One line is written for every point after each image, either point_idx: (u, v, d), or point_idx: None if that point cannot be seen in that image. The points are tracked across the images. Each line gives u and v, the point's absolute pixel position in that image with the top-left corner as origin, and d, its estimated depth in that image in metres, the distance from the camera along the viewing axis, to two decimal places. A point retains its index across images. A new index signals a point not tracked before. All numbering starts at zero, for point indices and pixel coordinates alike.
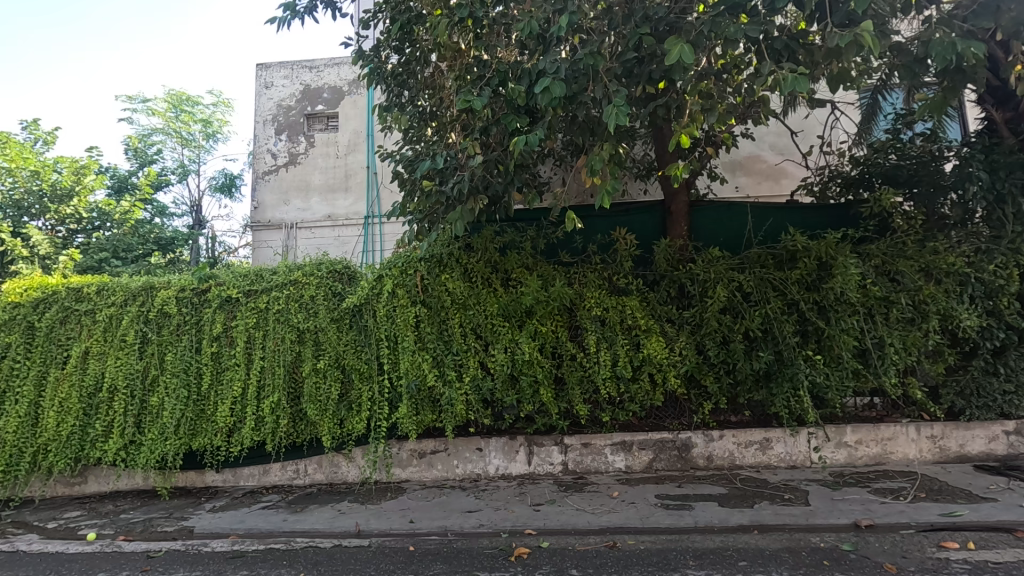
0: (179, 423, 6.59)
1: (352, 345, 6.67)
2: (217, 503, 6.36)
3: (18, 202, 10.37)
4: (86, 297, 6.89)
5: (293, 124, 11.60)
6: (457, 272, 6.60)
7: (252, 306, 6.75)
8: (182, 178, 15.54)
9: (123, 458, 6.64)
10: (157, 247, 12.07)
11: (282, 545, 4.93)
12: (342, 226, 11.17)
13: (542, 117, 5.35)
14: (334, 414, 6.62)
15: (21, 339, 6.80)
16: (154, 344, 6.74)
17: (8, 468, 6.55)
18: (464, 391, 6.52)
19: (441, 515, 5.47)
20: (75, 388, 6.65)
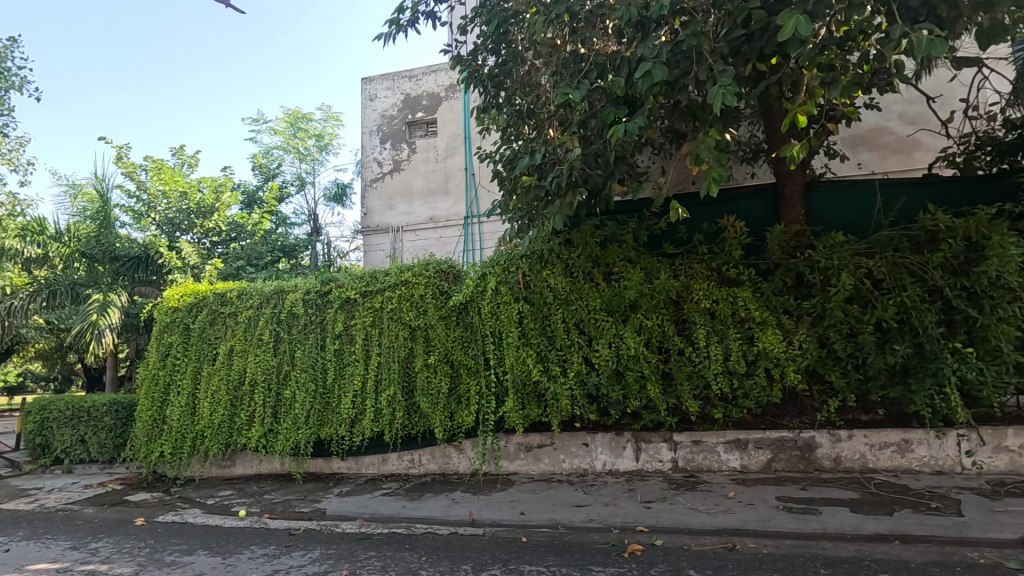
0: (309, 414, 7.24)
1: (459, 342, 6.95)
2: (344, 488, 6.92)
3: (172, 219, 11.96)
4: (229, 301, 7.76)
5: (396, 132, 12.24)
6: (559, 268, 6.61)
7: (368, 306, 7.25)
8: (300, 189, 16.97)
9: (264, 444, 7.42)
10: (282, 253, 13.30)
11: (404, 530, 5.25)
12: (443, 227, 11.62)
13: (642, 106, 5.22)
14: (445, 407, 6.93)
15: (180, 339, 7.81)
16: (286, 342, 7.45)
17: (174, 450, 7.57)
18: (569, 386, 6.55)
19: (550, 509, 5.54)
20: (224, 382, 7.53)
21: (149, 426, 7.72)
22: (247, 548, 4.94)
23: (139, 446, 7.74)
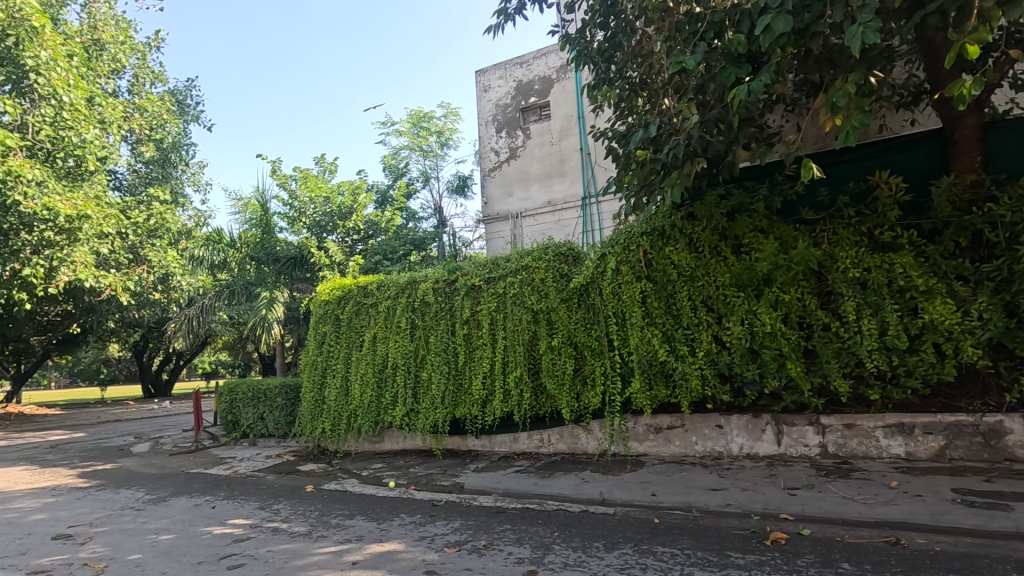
0: (444, 395, 7.74)
1: (582, 323, 6.96)
2: (479, 464, 7.32)
3: (319, 222, 13.26)
4: (370, 292, 8.54)
5: (511, 120, 12.44)
6: (682, 243, 6.32)
7: (492, 291, 7.54)
8: (425, 184, 17.99)
9: (407, 422, 8.08)
10: (413, 246, 14.24)
11: (537, 505, 5.44)
12: (562, 209, 11.64)
13: (767, 60, 4.78)
14: (570, 388, 7.02)
15: (332, 328, 8.75)
16: (420, 328, 8.01)
17: (334, 427, 8.54)
18: (698, 365, 6.28)
19: (683, 491, 5.39)
20: (370, 366, 8.31)
21: (312, 405, 8.79)
22: (398, 515, 5.45)
23: (306, 423, 8.84)
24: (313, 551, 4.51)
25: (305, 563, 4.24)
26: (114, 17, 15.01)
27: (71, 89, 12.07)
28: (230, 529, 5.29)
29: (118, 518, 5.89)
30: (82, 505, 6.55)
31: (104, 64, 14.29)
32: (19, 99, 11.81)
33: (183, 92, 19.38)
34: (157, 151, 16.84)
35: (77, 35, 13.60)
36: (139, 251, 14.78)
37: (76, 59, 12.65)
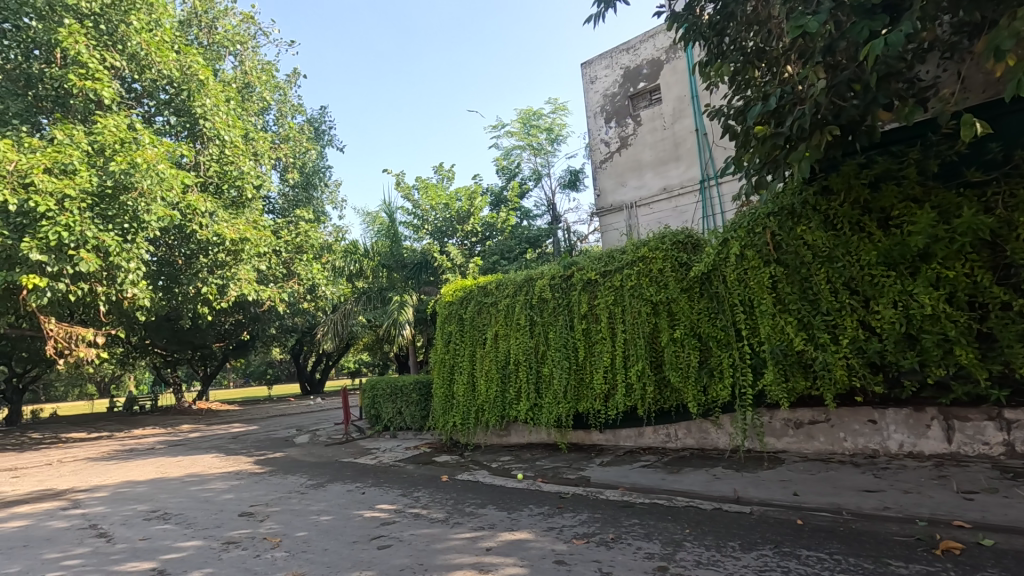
0: (566, 389, 7.82)
1: (706, 313, 6.65)
2: (605, 459, 7.31)
3: (441, 227, 13.95)
4: (490, 291, 8.89)
5: (620, 109, 12.18)
6: (816, 221, 5.75)
7: (609, 285, 7.47)
8: (537, 182, 18.22)
9: (532, 417, 8.28)
10: (529, 244, 14.50)
11: (666, 501, 5.30)
12: (678, 195, 11.18)
13: (909, 6, 4.21)
14: (696, 381, 6.74)
15: (456, 328, 9.24)
16: (539, 324, 8.16)
17: (464, 421, 9.00)
18: (842, 355, 5.69)
19: (830, 492, 4.94)
20: (494, 362, 8.64)
21: (443, 400, 9.34)
22: (527, 506, 5.63)
23: (438, 417, 9.42)
24: (450, 536, 4.82)
25: (444, 546, 4.55)
26: (260, 62, 17.12)
27: (231, 129, 14.01)
28: (378, 513, 5.82)
29: (288, 500, 6.76)
30: (260, 488, 7.60)
31: (254, 104, 16.35)
32: (194, 143, 13.93)
33: (318, 120, 21.52)
34: (301, 176, 18.89)
35: (232, 81, 15.71)
36: (291, 266, 16.73)
37: (233, 103, 14.63)
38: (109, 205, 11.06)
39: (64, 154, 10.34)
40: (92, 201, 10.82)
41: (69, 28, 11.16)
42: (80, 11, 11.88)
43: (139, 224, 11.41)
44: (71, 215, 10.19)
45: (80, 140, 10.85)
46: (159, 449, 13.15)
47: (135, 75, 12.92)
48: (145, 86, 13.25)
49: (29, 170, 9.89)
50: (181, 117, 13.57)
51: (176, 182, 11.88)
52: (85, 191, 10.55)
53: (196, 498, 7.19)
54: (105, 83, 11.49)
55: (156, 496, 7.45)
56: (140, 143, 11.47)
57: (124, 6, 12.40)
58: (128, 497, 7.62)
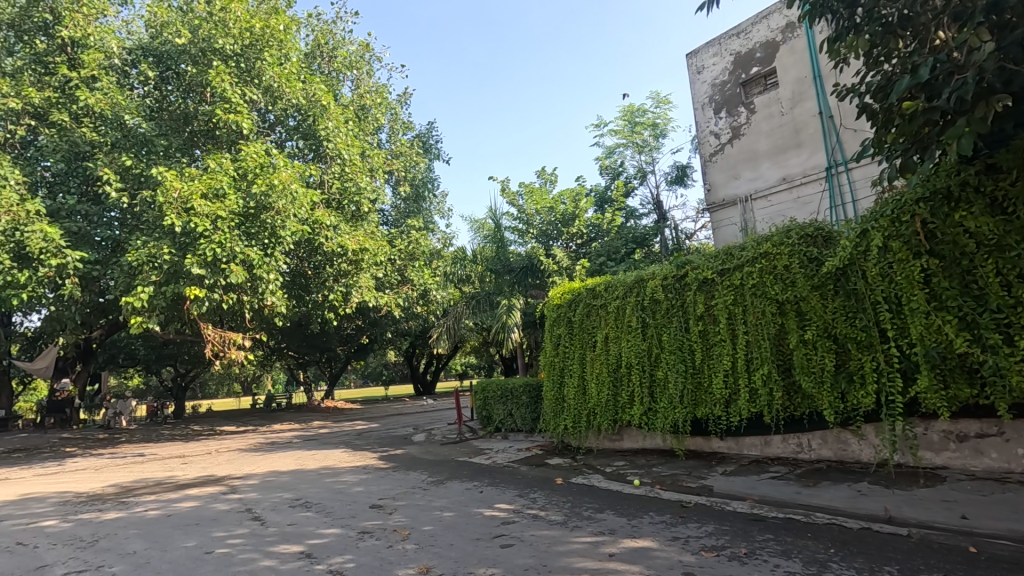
0: (683, 394, 7.51)
1: (842, 312, 6.08)
2: (728, 467, 6.92)
3: (545, 231, 13.99)
4: (599, 294, 8.79)
5: (731, 97, 11.51)
6: (981, 205, 4.97)
7: (728, 284, 7.08)
8: (642, 180, 17.74)
9: (646, 421, 8.05)
10: (636, 245, 14.10)
11: (803, 517, 4.89)
12: (801, 185, 10.34)
13: None
14: (833, 386, 6.19)
15: (565, 330, 9.24)
16: (652, 326, 7.93)
17: (576, 424, 8.97)
18: (1020, 359, 4.91)
19: (1010, 517, 4.28)
20: (605, 365, 8.51)
21: (554, 403, 9.37)
22: (647, 513, 5.48)
23: (549, 420, 9.46)
24: (570, 540, 4.81)
25: (565, 549, 4.54)
26: (374, 84, 18.37)
27: (350, 148, 15.16)
28: (497, 512, 5.96)
29: (412, 495, 7.14)
30: (386, 483, 8.11)
31: (370, 124, 17.56)
32: (319, 163, 15.23)
33: (426, 134, 22.63)
34: (411, 188, 19.95)
35: (351, 104, 17.01)
36: (405, 273, 17.71)
37: (352, 124, 15.82)
38: (252, 224, 12.41)
39: (216, 180, 11.77)
40: (238, 220, 12.13)
41: (216, 69, 12.80)
42: (226, 54, 13.51)
43: (276, 238, 12.70)
44: (223, 233, 11.59)
45: (228, 167, 12.25)
46: (296, 443, 14.50)
47: (270, 106, 14.42)
48: (277, 115, 14.70)
49: (189, 196, 11.39)
50: (308, 140, 14.93)
51: (306, 200, 13.08)
52: (232, 211, 11.94)
53: (331, 489, 7.83)
54: (246, 115, 12.96)
55: (298, 486, 8.22)
56: (276, 166, 12.77)
57: (260, 45, 13.88)
58: (274, 485, 8.47)
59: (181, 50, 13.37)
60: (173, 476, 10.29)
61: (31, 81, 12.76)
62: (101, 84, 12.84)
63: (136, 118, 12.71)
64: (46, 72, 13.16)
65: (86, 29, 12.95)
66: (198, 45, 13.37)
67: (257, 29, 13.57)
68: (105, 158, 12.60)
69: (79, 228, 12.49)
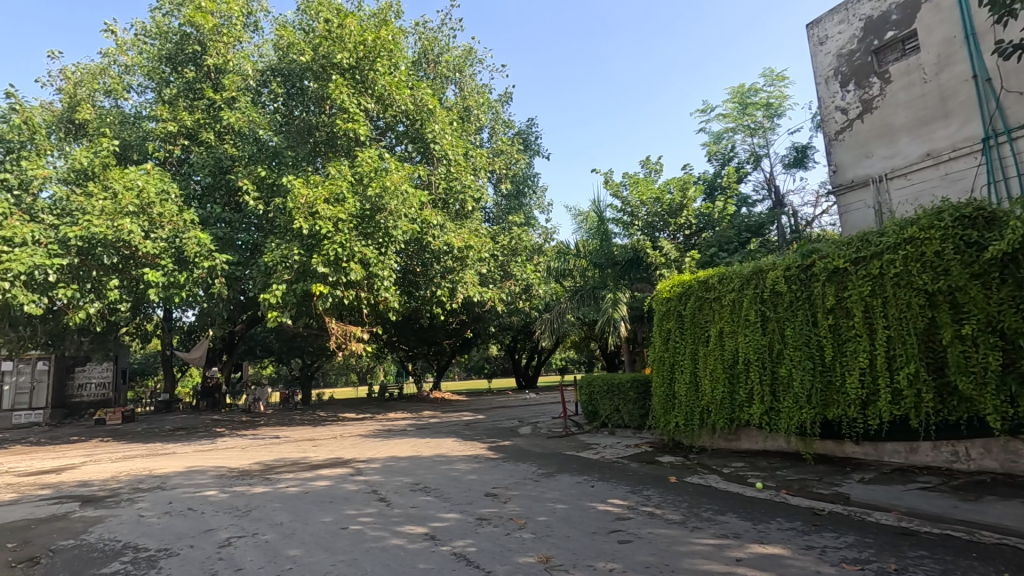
0: (811, 393, 6.96)
1: (1010, 304, 5.32)
2: (866, 475, 6.32)
3: (651, 222, 13.53)
4: (712, 286, 8.37)
5: (861, 67, 10.42)
6: None
7: (864, 273, 6.45)
8: (756, 165, 16.65)
9: (768, 421, 7.56)
10: (751, 234, 13.22)
11: (965, 535, 4.34)
12: (949, 161, 9.13)
13: None
14: (999, 388, 5.42)
15: (676, 324, 8.92)
16: (774, 320, 7.42)
17: (689, 422, 8.63)
18: None
19: None
20: (720, 361, 8.11)
21: (663, 400, 9.08)
22: (775, 518, 5.15)
23: (659, 416, 9.19)
24: (691, 540, 4.65)
25: (687, 550, 4.40)
26: (476, 85, 18.85)
27: (455, 149, 15.70)
28: (611, 507, 5.91)
29: (524, 485, 7.29)
30: (497, 472, 8.34)
31: (472, 124, 18.05)
32: (426, 165, 15.93)
33: (526, 131, 22.86)
34: (512, 185, 20.26)
35: (454, 107, 17.59)
36: (508, 268, 18.05)
37: (456, 125, 16.38)
38: (368, 225, 13.25)
39: (336, 186, 12.71)
40: (356, 222, 12.99)
41: (335, 82, 13.82)
42: (343, 67, 14.53)
43: (389, 238, 13.49)
44: (343, 234, 12.52)
45: (347, 173, 13.16)
46: (410, 431, 15.36)
47: (381, 114, 15.30)
48: (388, 122, 15.58)
49: (314, 201, 12.42)
50: (416, 144, 15.68)
51: (415, 201, 13.74)
52: (351, 214, 12.84)
53: (447, 476, 8.20)
54: (362, 123, 13.88)
55: (416, 471, 8.69)
56: (388, 169, 13.53)
57: (372, 56, 14.75)
58: (395, 470, 9.03)
59: (305, 67, 14.57)
60: (306, 457, 11.33)
61: (184, 105, 14.61)
62: (239, 104, 14.38)
63: (268, 133, 14.11)
64: (196, 97, 14.97)
65: (226, 56, 14.53)
66: (320, 62, 14.52)
67: (370, 41, 14.42)
68: (244, 170, 14.09)
69: (224, 233, 14.09)
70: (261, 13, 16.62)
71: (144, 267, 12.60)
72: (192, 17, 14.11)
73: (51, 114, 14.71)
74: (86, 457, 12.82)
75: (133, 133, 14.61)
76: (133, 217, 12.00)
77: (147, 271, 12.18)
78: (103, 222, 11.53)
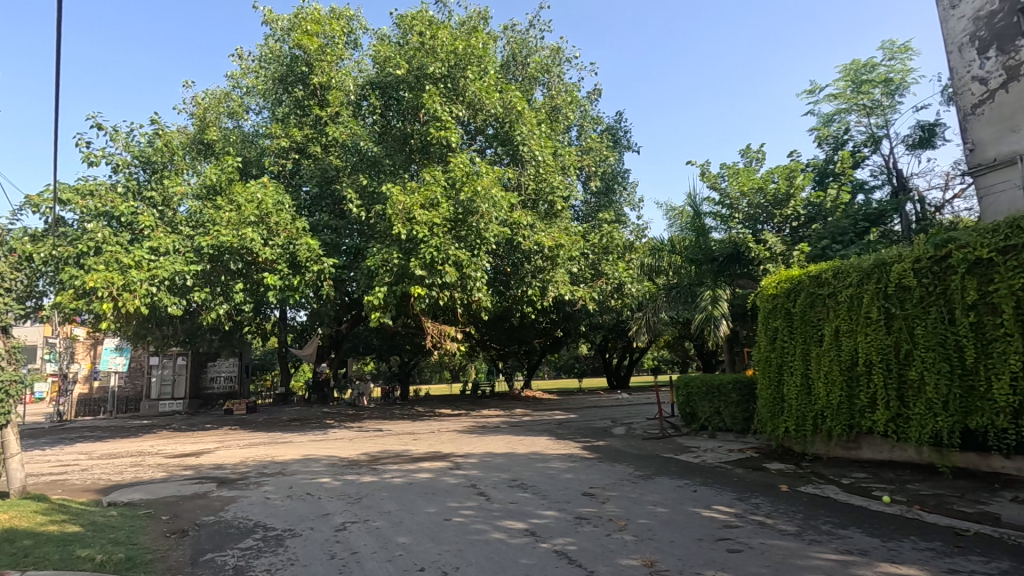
0: (948, 400, 6.24)
1: None
2: (1019, 494, 5.56)
3: (752, 215, 12.72)
4: (825, 282, 7.74)
5: (1005, 31, 9.18)
6: None
7: (1015, 264, 5.70)
8: (873, 148, 15.21)
9: (895, 430, 6.88)
10: (869, 224, 12.07)
11: None
12: None
13: None
14: None
15: (784, 323, 8.36)
16: (900, 318, 6.73)
17: (800, 429, 8.04)
18: None
19: None
20: (835, 362, 7.48)
21: (771, 403, 8.53)
22: (908, 537, 4.67)
23: (765, 421, 8.65)
24: (810, 554, 4.33)
25: (806, 564, 4.11)
26: (565, 84, 18.77)
27: (544, 149, 15.75)
28: (717, 514, 5.66)
29: (622, 487, 7.16)
30: (594, 472, 8.26)
31: (561, 124, 18.02)
32: (516, 166, 16.13)
33: (615, 126, 22.45)
34: (602, 182, 19.96)
35: (543, 107, 17.66)
36: (599, 267, 17.83)
37: (544, 125, 16.44)
38: (461, 228, 13.65)
39: (431, 192, 13.21)
40: (450, 225, 13.43)
41: (429, 92, 14.36)
42: (436, 77, 15.09)
43: (481, 240, 13.81)
44: (438, 237, 13.00)
45: (441, 177, 13.64)
46: (504, 428, 15.63)
47: (472, 119, 15.69)
48: (478, 126, 15.95)
49: (411, 207, 12.97)
50: (506, 146, 15.93)
51: (506, 203, 13.95)
52: (445, 218, 13.29)
53: (543, 474, 8.25)
54: (454, 130, 14.35)
55: (513, 468, 8.82)
56: (479, 173, 13.85)
57: (463, 63, 15.20)
58: (492, 466, 9.23)
59: (401, 80, 15.30)
60: (408, 450, 11.88)
61: (295, 123, 15.89)
62: (342, 118, 15.38)
63: (369, 144, 14.98)
64: (304, 114, 16.20)
65: (330, 74, 15.57)
66: (414, 73, 15.19)
67: (460, 49, 14.90)
68: (348, 179, 15.06)
69: (330, 239, 15.13)
70: (360, 31, 17.64)
71: (264, 272, 13.82)
72: (300, 40, 15.23)
73: (186, 136, 16.54)
74: (218, 443, 14.31)
75: (252, 150, 16.08)
76: (255, 226, 13.22)
77: (267, 275, 13.37)
78: (230, 232, 12.81)
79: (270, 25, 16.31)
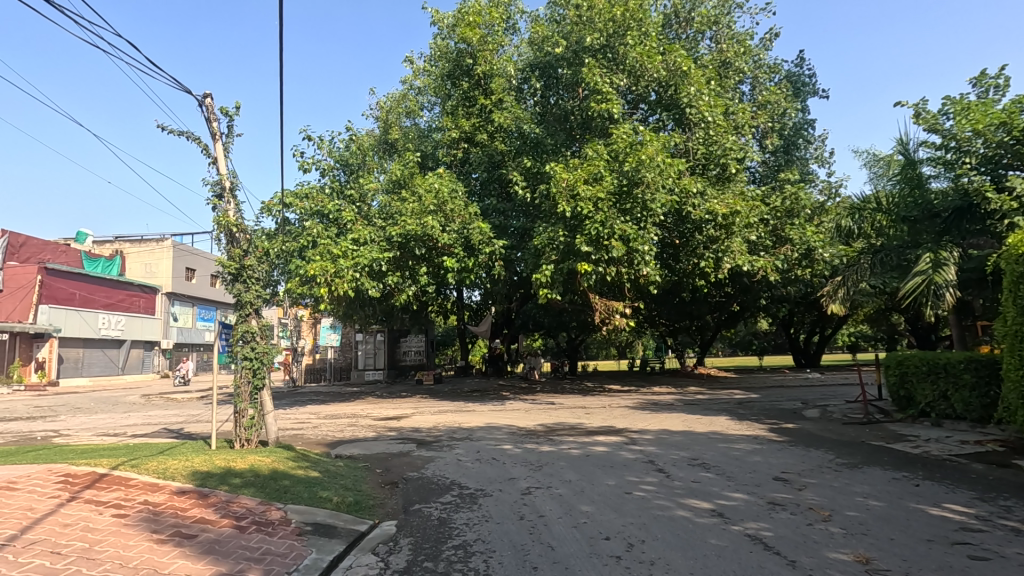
0: None
1: None
2: None
3: (992, 156, 10.08)
4: None
5: None
6: None
7: None
8: None
9: None
10: None
11: None
12: None
13: None
14: None
15: None
16: None
17: None
18: None
19: None
20: None
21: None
22: None
23: (1016, 411, 7.09)
24: None
25: None
26: (735, 34, 17.07)
27: (715, 109, 14.53)
28: (950, 513, 4.83)
29: (822, 474, 6.47)
30: (786, 456, 7.59)
31: (732, 79, 16.54)
32: (682, 130, 15.16)
33: (797, 72, 19.86)
34: (783, 138, 17.89)
35: (711, 63, 16.33)
36: (782, 233, 16.13)
37: (714, 82, 15.16)
38: (627, 201, 13.30)
39: (594, 166, 13.15)
40: (614, 199, 13.17)
41: (588, 65, 14.22)
42: (595, 49, 14.85)
43: (648, 212, 13.34)
44: (603, 212, 12.89)
45: (603, 152, 13.45)
46: (678, 406, 15.16)
47: (633, 87, 15.12)
48: (640, 94, 15.34)
49: (574, 183, 13.03)
50: (671, 111, 15.08)
51: (673, 170, 13.24)
52: (609, 191, 13.10)
53: (727, 455, 7.81)
54: (615, 100, 13.93)
55: (694, 447, 8.50)
56: (643, 142, 13.34)
57: (622, 30, 14.71)
58: (670, 443, 9.00)
59: (559, 57, 15.40)
60: (582, 423, 12.12)
61: (463, 114, 16.88)
62: (506, 104, 15.97)
63: (531, 125, 15.44)
64: (471, 104, 17.05)
65: (492, 62, 16.17)
66: (573, 48, 15.13)
67: (619, 16, 14.51)
68: (514, 163, 15.68)
69: (500, 222, 15.88)
70: (518, 15, 17.99)
71: (443, 256, 15.10)
72: (463, 34, 16.01)
73: (374, 139, 18.57)
74: (413, 410, 16.15)
75: (428, 144, 17.47)
76: (434, 215, 14.46)
77: (446, 259, 14.64)
78: (414, 221, 14.20)
79: (437, 25, 17.41)
